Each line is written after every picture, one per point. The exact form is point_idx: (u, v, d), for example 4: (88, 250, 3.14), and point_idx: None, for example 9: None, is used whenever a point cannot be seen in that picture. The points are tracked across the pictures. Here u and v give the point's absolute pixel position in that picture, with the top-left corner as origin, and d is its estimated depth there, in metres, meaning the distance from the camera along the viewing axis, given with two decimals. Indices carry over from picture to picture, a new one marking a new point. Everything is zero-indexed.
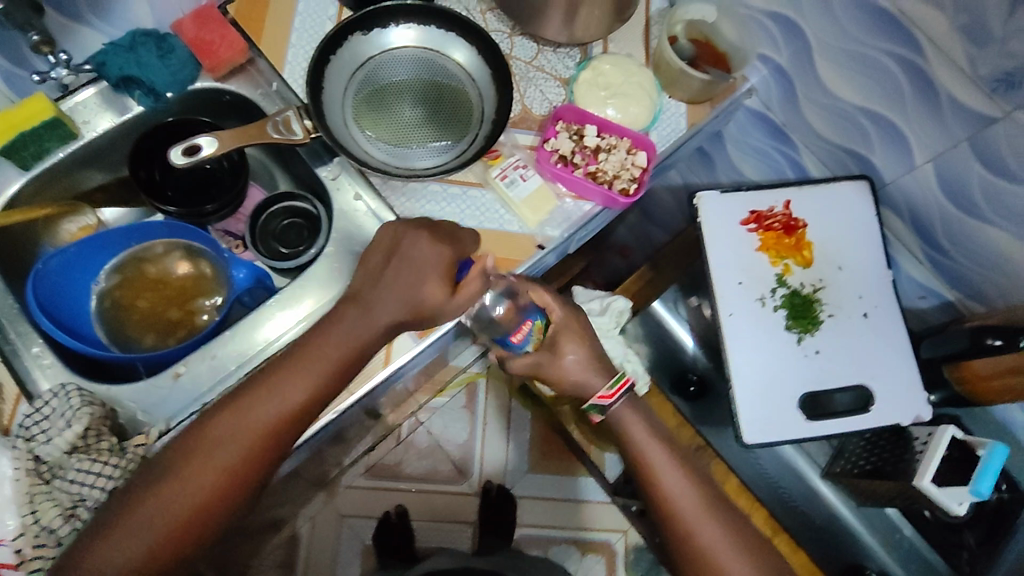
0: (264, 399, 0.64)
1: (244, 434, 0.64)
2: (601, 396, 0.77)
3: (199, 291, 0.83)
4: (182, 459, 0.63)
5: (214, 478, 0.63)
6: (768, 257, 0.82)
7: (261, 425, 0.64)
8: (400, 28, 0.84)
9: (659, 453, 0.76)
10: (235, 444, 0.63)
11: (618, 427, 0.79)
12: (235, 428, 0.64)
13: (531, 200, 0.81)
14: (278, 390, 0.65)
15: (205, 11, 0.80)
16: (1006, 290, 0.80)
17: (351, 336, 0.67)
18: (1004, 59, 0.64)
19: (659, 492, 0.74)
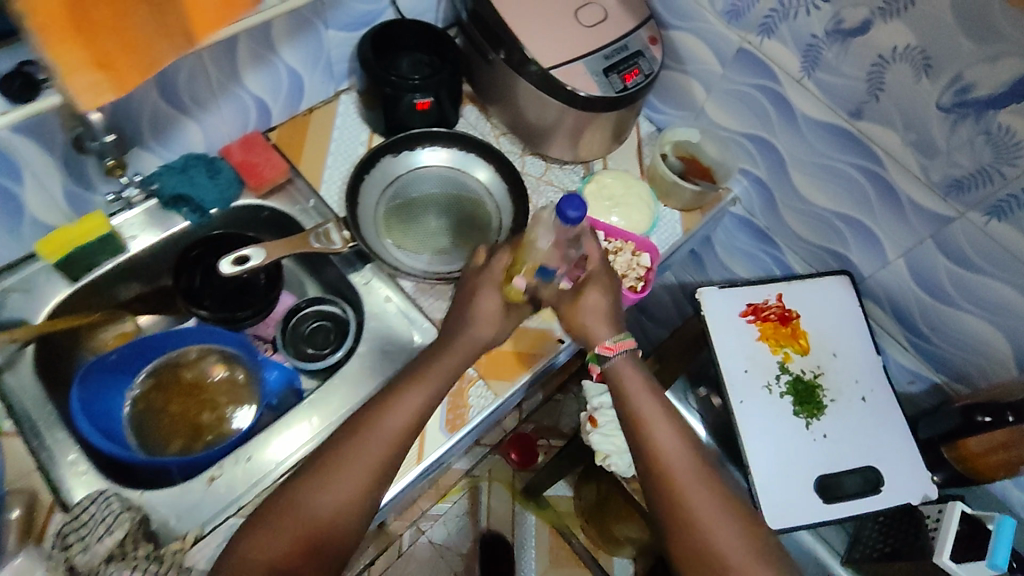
0: (341, 463, 0.66)
1: (338, 487, 0.64)
2: (604, 346, 0.78)
3: (234, 396, 0.85)
4: (292, 503, 0.63)
5: (354, 493, 0.65)
6: (769, 346, 0.88)
7: (391, 432, 0.68)
8: (428, 150, 0.94)
9: (668, 436, 0.74)
10: (329, 501, 0.64)
11: (614, 380, 0.78)
12: (318, 493, 0.64)
13: None
14: (381, 426, 0.68)
15: (252, 137, 0.91)
16: (986, 371, 0.88)
17: (452, 357, 0.75)
18: (951, 168, 0.76)
19: (651, 443, 0.73)
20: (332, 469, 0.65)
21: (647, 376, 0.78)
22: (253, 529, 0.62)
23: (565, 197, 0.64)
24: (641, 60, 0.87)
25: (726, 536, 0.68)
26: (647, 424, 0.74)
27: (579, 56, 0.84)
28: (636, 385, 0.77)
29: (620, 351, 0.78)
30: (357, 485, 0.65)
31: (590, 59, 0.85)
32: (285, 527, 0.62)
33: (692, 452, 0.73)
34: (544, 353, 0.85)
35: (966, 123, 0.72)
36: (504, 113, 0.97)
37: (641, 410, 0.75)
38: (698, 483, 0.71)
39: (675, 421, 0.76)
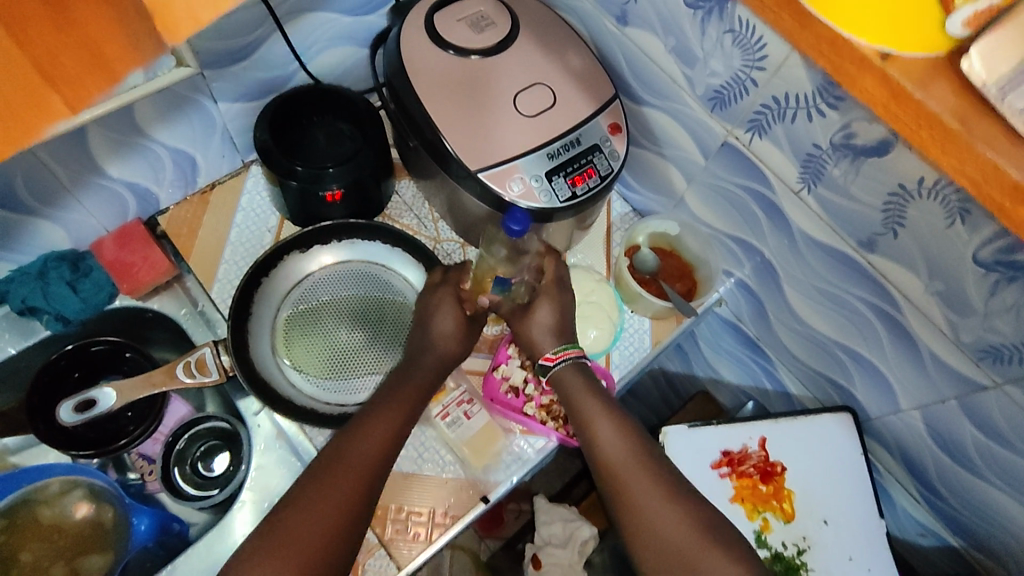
0: (326, 474, 0.57)
1: (328, 501, 0.56)
2: (545, 357, 0.70)
3: (100, 543, 0.72)
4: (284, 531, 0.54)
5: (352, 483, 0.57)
6: (744, 510, 0.72)
7: (380, 440, 0.61)
8: (343, 244, 0.79)
9: (606, 423, 0.65)
10: (323, 516, 0.55)
11: (562, 394, 0.69)
12: (312, 516, 0.55)
13: (475, 440, 0.72)
14: (365, 434, 0.61)
15: (130, 229, 0.76)
16: (1016, 551, 0.71)
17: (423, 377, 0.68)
18: (988, 333, 0.59)
19: (601, 452, 0.64)
20: (314, 492, 0.56)
21: (594, 381, 0.68)
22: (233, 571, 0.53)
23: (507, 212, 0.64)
24: (595, 157, 0.70)
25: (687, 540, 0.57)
26: (590, 425, 0.65)
27: (513, 155, 0.67)
28: (582, 388, 0.68)
29: (564, 361, 0.69)
30: (340, 498, 0.56)
31: (530, 158, 0.68)
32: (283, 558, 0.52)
33: (647, 446, 0.64)
34: (461, 515, 0.70)
35: (1012, 287, 0.54)
36: (439, 198, 0.81)
37: (586, 403, 0.66)
38: (656, 488, 0.60)
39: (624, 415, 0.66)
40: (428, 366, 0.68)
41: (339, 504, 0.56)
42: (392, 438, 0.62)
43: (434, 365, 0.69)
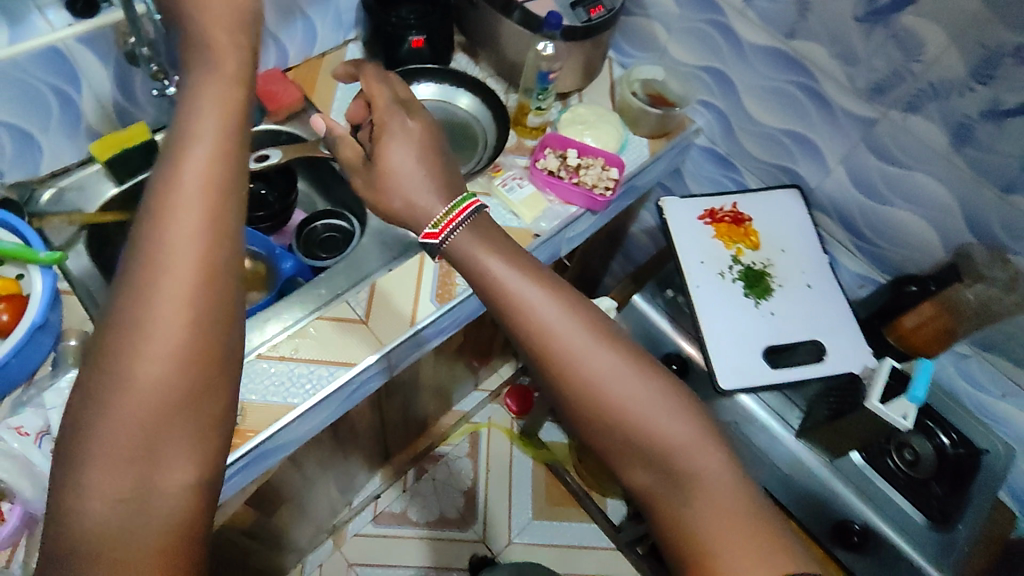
0: (176, 218, 0.46)
1: (146, 337, 0.44)
2: (426, 234, 0.70)
3: (256, 283, 0.97)
4: (116, 382, 0.43)
5: (182, 299, 0.45)
6: (723, 243, 0.99)
7: (190, 250, 0.46)
8: (421, 84, 1.09)
9: (528, 283, 0.61)
10: (151, 351, 0.43)
11: (460, 256, 0.67)
12: (179, 266, 0.45)
13: (526, 201, 1.01)
14: (168, 244, 0.46)
15: (271, 72, 1.06)
16: (920, 262, 0.97)
17: (203, 154, 0.49)
18: (871, 73, 0.88)
19: (510, 308, 0.60)
20: (161, 235, 0.46)
21: (481, 229, 0.69)
22: (90, 357, 0.44)
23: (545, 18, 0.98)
24: None
25: (626, 384, 0.56)
26: (487, 270, 0.63)
27: None
28: (473, 246, 0.66)
29: (453, 224, 0.69)
30: (193, 248, 0.46)
31: None
32: (154, 353, 0.43)
33: (572, 303, 0.60)
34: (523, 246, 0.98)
35: (878, 30, 0.85)
36: (490, 54, 1.12)
37: (473, 246, 0.66)
38: (579, 331, 0.58)
39: (542, 276, 0.62)
40: (240, 90, 0.53)
41: (199, 259, 0.46)
42: (204, 253, 0.46)
43: (237, 80, 0.54)
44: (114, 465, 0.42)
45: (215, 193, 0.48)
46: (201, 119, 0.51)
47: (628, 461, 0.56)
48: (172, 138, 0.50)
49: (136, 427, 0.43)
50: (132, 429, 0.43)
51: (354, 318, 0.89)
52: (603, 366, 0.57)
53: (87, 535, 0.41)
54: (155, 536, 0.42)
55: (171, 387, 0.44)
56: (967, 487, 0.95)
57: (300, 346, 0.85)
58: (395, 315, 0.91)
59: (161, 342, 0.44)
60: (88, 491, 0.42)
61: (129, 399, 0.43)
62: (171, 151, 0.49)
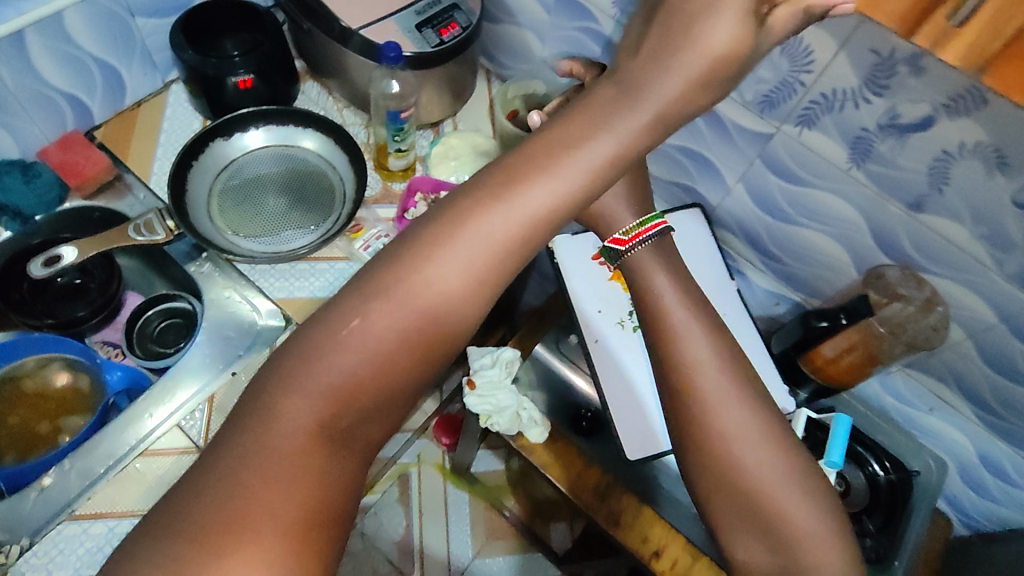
0: (472, 222, 0.49)
1: (410, 309, 0.47)
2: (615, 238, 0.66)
3: (78, 405, 0.82)
4: (343, 333, 0.46)
5: (441, 294, 0.48)
6: (621, 285, 0.89)
7: (489, 245, 0.49)
8: (254, 130, 0.92)
9: (693, 329, 0.61)
10: (401, 328, 0.47)
11: (637, 275, 0.64)
12: (443, 269, 0.48)
13: None
14: (466, 236, 0.48)
15: (70, 137, 0.88)
16: (835, 282, 0.89)
17: (575, 155, 0.50)
18: (760, 84, 0.77)
19: (678, 355, 0.60)
20: (460, 226, 0.49)
21: (674, 266, 0.65)
22: (358, 291, 0.47)
23: (383, 46, 0.81)
24: (456, 13, 0.86)
25: (755, 453, 0.57)
26: (667, 319, 0.61)
27: (386, 15, 0.84)
28: (651, 266, 0.65)
29: (644, 238, 0.66)
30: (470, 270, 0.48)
31: (401, 18, 0.84)
32: (387, 322, 0.47)
33: (728, 366, 0.60)
34: None
35: None
36: (338, 84, 0.96)
37: (662, 291, 0.63)
38: (732, 395, 0.58)
39: (707, 326, 0.62)
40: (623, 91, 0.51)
41: (469, 267, 0.48)
42: (496, 249, 0.49)
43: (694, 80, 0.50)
44: (310, 419, 0.45)
45: (517, 232, 0.49)
46: (559, 130, 0.50)
47: (725, 507, 0.57)
48: (545, 137, 0.51)
49: (351, 396, 0.46)
50: (341, 394, 0.46)
51: (186, 447, 0.74)
52: (739, 430, 0.57)
53: (262, 452, 0.44)
54: (299, 499, 0.43)
55: (381, 374, 0.47)
56: (897, 522, 0.88)
57: (118, 496, 0.71)
58: None
59: (374, 343, 0.46)
60: (283, 420, 0.45)
61: (364, 355, 0.46)
62: (569, 130, 0.50)
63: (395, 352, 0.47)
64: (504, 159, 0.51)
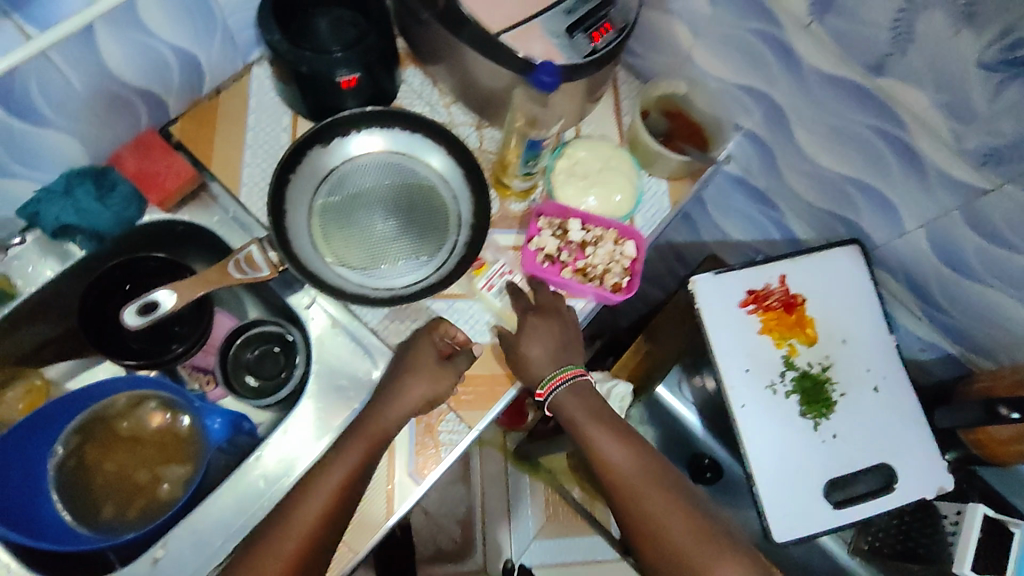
0: (380, 419, 0.68)
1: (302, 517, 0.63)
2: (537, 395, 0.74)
3: (178, 452, 0.74)
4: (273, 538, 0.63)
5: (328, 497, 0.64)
6: (772, 340, 0.79)
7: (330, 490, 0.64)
8: (361, 134, 0.78)
9: (613, 447, 0.72)
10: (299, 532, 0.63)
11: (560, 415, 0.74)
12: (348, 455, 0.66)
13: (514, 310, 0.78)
14: (323, 481, 0.65)
15: (146, 140, 0.75)
16: (1013, 350, 0.78)
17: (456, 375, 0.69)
18: (990, 136, 0.63)
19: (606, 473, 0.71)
20: (367, 422, 0.68)
21: (589, 394, 0.75)
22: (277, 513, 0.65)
23: (538, 66, 0.67)
24: (610, 10, 0.70)
25: (674, 527, 0.68)
26: (586, 437, 0.72)
27: (531, 15, 0.68)
28: (581, 409, 0.73)
29: (555, 387, 0.73)
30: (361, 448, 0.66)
31: (549, 17, 0.68)
32: (304, 513, 0.63)
33: (644, 463, 0.71)
34: None
35: (1017, 85, 0.58)
36: (451, 77, 0.81)
37: (579, 415, 0.73)
38: (648, 488, 0.70)
39: (620, 429, 0.73)
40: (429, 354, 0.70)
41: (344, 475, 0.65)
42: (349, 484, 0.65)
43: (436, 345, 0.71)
44: (297, 539, 0.62)
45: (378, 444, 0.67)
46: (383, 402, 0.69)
47: (655, 564, 0.69)
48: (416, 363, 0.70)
49: (322, 535, 0.63)
50: (319, 530, 0.63)
51: None
52: (659, 516, 0.69)
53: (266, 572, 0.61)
54: None
55: (333, 518, 0.63)
56: None
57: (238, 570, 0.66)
58: (366, 511, 0.71)
59: (308, 513, 0.63)
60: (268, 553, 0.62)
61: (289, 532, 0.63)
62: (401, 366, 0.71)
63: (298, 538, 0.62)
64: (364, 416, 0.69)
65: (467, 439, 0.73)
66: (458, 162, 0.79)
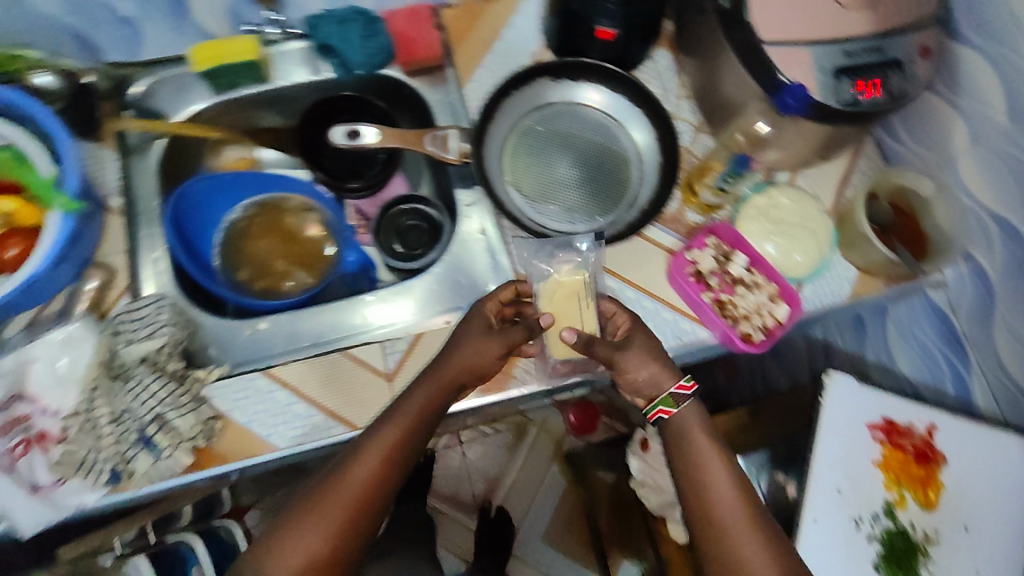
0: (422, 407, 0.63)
1: (330, 512, 0.57)
2: (680, 386, 0.64)
3: (313, 263, 0.84)
4: (286, 535, 0.56)
5: (350, 497, 0.58)
6: (884, 479, 0.71)
7: (358, 485, 0.58)
8: (588, 86, 0.82)
9: (721, 471, 0.61)
10: (324, 527, 0.57)
11: (678, 430, 0.64)
12: (388, 436, 0.61)
13: (558, 299, 0.71)
14: (349, 475, 0.59)
15: (421, 11, 0.84)
16: None
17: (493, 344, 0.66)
18: None
19: (700, 491, 0.60)
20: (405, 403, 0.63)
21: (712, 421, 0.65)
22: (297, 508, 0.58)
23: (787, 89, 0.65)
24: (892, 72, 0.65)
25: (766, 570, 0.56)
26: (700, 458, 0.62)
27: (808, 40, 0.65)
28: (694, 429, 0.64)
29: (684, 395, 0.64)
30: (400, 428, 0.62)
31: (824, 49, 0.65)
32: (319, 520, 0.57)
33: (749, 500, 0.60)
34: None
35: None
36: (697, 71, 0.81)
37: (699, 438, 0.63)
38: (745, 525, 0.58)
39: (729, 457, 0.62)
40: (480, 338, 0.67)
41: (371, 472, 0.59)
42: (377, 478, 0.59)
43: (482, 315, 0.69)
44: (328, 525, 0.57)
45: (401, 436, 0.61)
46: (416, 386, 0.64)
47: None
48: (458, 344, 0.67)
49: (361, 518, 0.58)
50: (344, 527, 0.57)
51: (378, 369, 0.70)
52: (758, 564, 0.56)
53: (297, 551, 0.56)
54: None
55: (358, 518, 0.58)
56: None
57: (304, 377, 0.69)
58: None
59: (327, 521, 0.57)
60: (304, 525, 0.56)
61: (317, 527, 0.56)
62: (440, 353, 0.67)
63: (327, 529, 0.56)
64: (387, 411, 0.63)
65: (537, 386, 0.73)
66: (662, 147, 0.79)
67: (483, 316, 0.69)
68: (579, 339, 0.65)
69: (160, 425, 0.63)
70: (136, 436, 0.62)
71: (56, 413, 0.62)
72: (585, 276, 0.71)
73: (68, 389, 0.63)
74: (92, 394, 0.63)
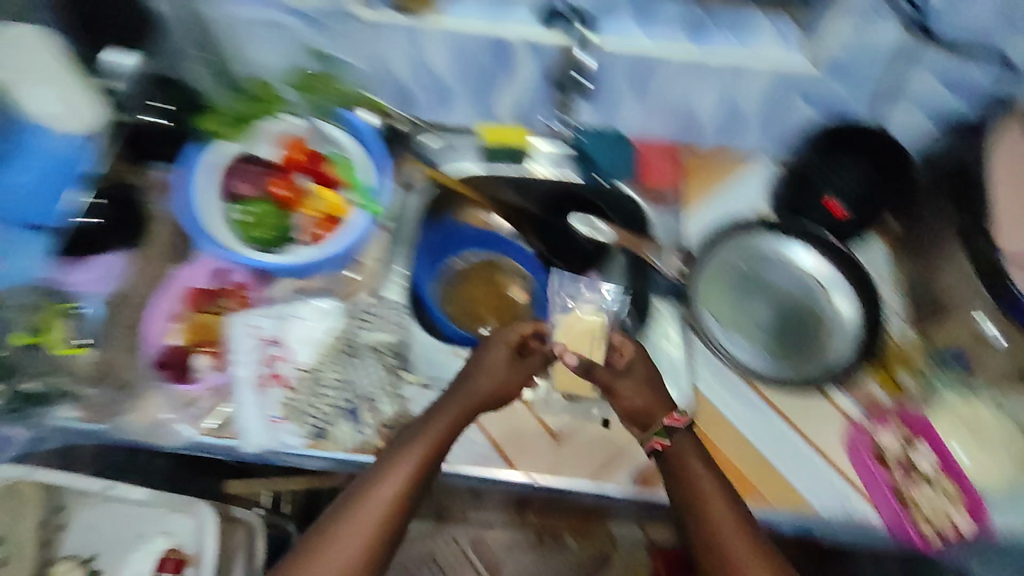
0: (433, 441, 0.71)
1: (358, 531, 0.67)
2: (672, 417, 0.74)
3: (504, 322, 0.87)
4: (320, 546, 0.66)
5: (377, 516, 0.67)
6: None
7: (381, 508, 0.68)
8: (803, 247, 0.85)
9: (707, 477, 0.71)
10: (351, 545, 0.66)
11: (673, 456, 0.73)
12: (405, 459, 0.70)
13: (575, 334, 0.80)
14: (373, 496, 0.68)
15: (670, 147, 0.96)
16: None
17: (510, 376, 0.76)
18: None
19: (694, 495, 0.70)
20: (425, 426, 0.73)
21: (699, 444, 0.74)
22: (327, 520, 0.68)
23: None
24: None
25: None
26: (693, 477, 0.71)
27: None
28: (692, 453, 0.73)
29: (679, 424, 0.74)
30: (423, 452, 0.70)
31: None
32: (348, 541, 0.66)
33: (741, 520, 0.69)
34: (778, 506, 0.76)
35: None
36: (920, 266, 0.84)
37: (698, 468, 0.71)
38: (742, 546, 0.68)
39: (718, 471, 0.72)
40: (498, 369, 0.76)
41: (393, 497, 0.68)
42: (398, 499, 0.68)
43: (503, 350, 0.77)
44: (356, 540, 0.66)
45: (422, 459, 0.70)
46: (440, 413, 0.74)
47: None
48: (474, 375, 0.75)
49: (395, 522, 0.68)
50: (372, 542, 0.67)
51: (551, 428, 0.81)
52: None
53: (343, 549, 0.66)
54: None
55: (383, 538, 0.67)
56: None
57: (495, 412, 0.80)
58: (580, 463, 0.79)
59: (351, 541, 0.66)
60: (338, 540, 0.66)
61: (348, 538, 0.66)
62: (459, 387, 0.75)
63: (358, 540, 0.66)
64: (408, 434, 0.72)
65: None
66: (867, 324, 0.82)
67: (507, 348, 0.77)
68: (578, 364, 0.78)
69: (366, 405, 0.77)
70: (347, 407, 0.77)
71: (296, 363, 0.77)
72: (600, 318, 0.81)
73: (310, 347, 0.78)
74: (327, 360, 0.78)
